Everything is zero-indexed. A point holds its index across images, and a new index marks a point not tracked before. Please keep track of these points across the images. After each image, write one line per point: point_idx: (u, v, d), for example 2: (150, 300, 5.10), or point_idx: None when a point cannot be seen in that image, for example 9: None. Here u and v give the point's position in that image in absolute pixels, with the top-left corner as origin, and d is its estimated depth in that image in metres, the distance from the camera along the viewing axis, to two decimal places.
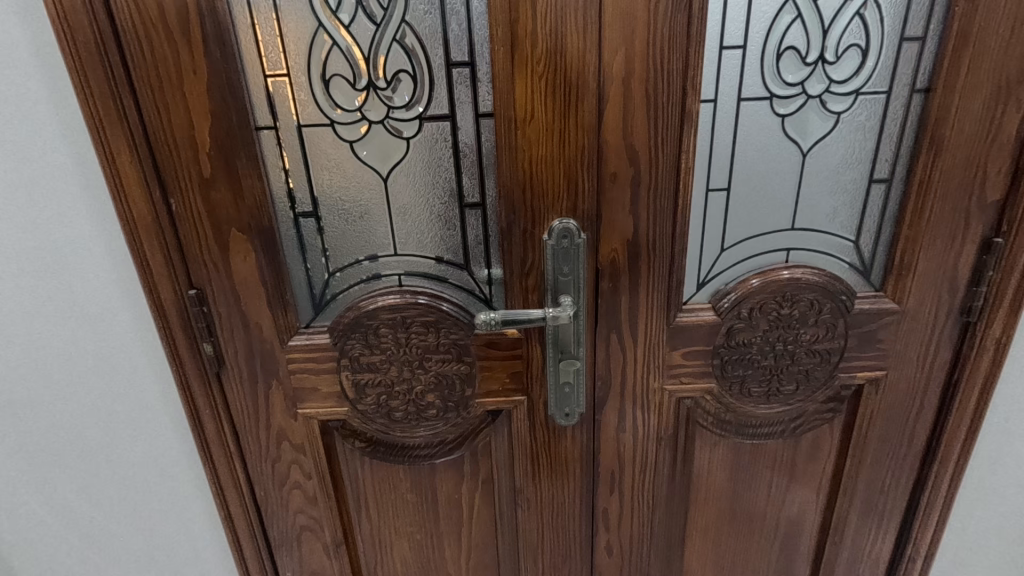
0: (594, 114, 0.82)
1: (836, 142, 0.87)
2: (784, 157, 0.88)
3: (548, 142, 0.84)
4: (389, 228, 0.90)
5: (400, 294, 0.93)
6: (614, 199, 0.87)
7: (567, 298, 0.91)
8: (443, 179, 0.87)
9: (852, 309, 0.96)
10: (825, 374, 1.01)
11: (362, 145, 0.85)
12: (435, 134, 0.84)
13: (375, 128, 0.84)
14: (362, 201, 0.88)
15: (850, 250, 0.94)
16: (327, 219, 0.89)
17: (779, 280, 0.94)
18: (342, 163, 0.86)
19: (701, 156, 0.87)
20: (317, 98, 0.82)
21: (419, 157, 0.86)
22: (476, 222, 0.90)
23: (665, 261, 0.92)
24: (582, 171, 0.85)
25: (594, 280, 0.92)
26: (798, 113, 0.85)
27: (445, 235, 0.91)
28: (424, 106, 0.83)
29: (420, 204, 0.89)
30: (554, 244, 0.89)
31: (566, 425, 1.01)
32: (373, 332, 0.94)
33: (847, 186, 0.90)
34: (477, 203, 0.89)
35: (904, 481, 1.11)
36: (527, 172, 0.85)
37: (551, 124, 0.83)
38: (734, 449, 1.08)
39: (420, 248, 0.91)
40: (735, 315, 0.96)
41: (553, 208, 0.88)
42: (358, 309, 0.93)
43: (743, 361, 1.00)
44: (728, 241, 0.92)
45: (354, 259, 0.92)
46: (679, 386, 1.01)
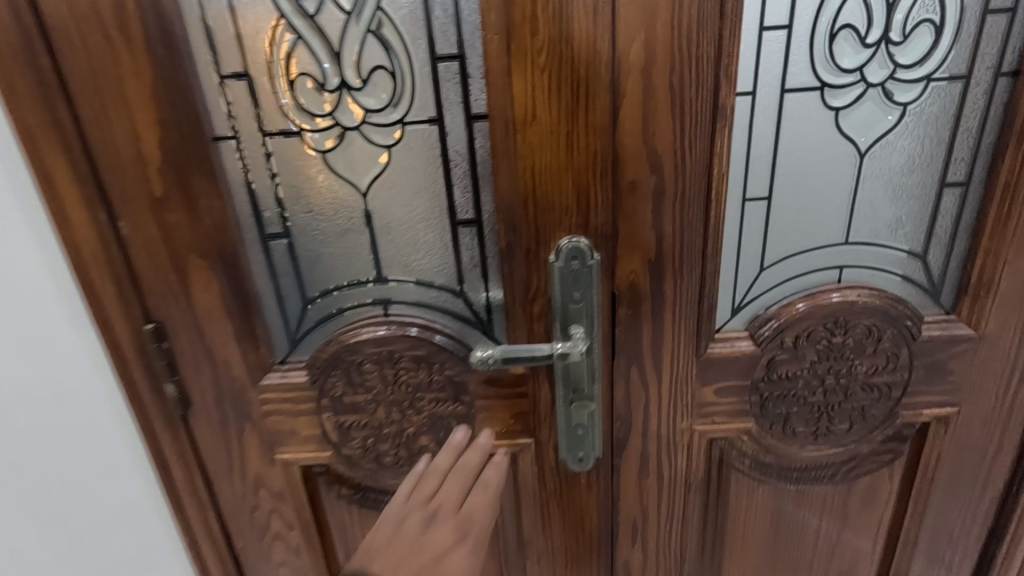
0: (608, 113, 0.69)
1: (901, 140, 0.73)
2: (838, 158, 0.73)
3: (554, 147, 0.71)
4: (371, 250, 0.78)
5: (387, 325, 0.81)
6: (633, 212, 0.74)
7: (577, 328, 0.78)
8: (432, 193, 0.75)
9: (918, 336, 0.81)
10: (884, 411, 0.87)
11: (337, 156, 0.73)
12: (421, 140, 0.72)
13: (350, 134, 0.72)
14: (339, 220, 0.76)
15: (905, 260, 0.79)
16: (300, 241, 0.77)
17: (831, 304, 0.79)
18: (314, 177, 0.74)
19: (737, 159, 0.73)
20: (282, 101, 0.70)
21: (403, 168, 0.74)
22: (471, 242, 0.77)
23: (694, 284, 0.78)
24: (594, 180, 0.72)
25: (611, 306, 0.79)
26: (856, 106, 0.71)
27: (436, 257, 0.78)
28: (406, 108, 0.70)
29: (407, 222, 0.76)
30: (562, 267, 0.75)
31: (580, 470, 0.88)
32: (356, 368, 0.82)
33: (914, 192, 0.75)
34: (472, 220, 0.76)
35: (976, 530, 0.96)
36: (529, 183, 0.72)
37: (556, 125, 0.70)
38: (776, 495, 0.93)
39: (407, 272, 0.79)
40: (778, 345, 0.81)
41: (561, 224, 0.74)
42: (338, 342, 0.81)
43: (786, 397, 0.85)
44: (770, 259, 0.78)
45: (332, 286, 0.79)
46: (711, 426, 0.87)
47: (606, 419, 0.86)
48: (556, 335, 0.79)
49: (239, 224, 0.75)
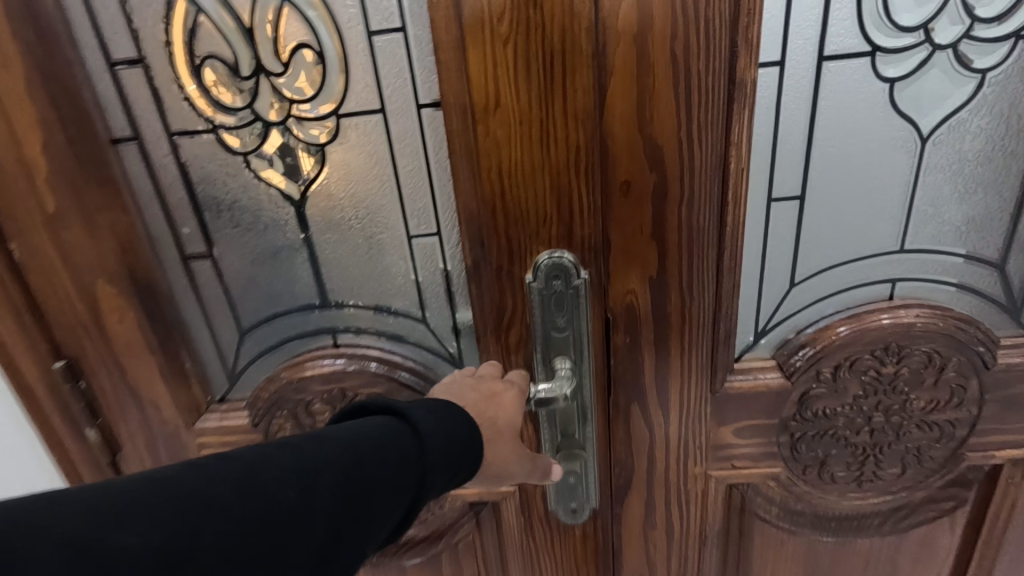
0: (592, 95, 0.54)
1: (976, 119, 0.56)
2: (891, 144, 0.57)
3: (526, 142, 0.56)
4: (313, 269, 0.65)
5: (337, 359, 0.68)
6: (629, 219, 0.60)
7: (562, 360, 0.64)
8: (381, 201, 0.61)
9: (991, 364, 0.65)
10: (945, 454, 0.71)
11: (262, 158, 0.59)
12: (362, 136, 0.58)
13: (276, 131, 0.58)
14: (272, 235, 0.63)
15: (964, 267, 0.62)
16: (227, 261, 0.64)
17: (880, 328, 0.64)
18: (237, 185, 0.61)
19: (761, 149, 0.57)
20: (189, 92, 0.57)
21: (344, 171, 0.60)
22: (432, 258, 0.63)
23: (708, 305, 0.63)
24: (578, 181, 0.58)
25: (605, 332, 0.65)
26: (918, 76, 0.54)
27: (390, 277, 0.65)
28: (340, 97, 0.57)
29: (352, 236, 0.63)
30: (542, 288, 0.62)
31: (573, 522, 0.74)
32: (305, 408, 0.70)
33: (992, 185, 0.59)
34: (431, 232, 0.62)
35: None
36: (497, 187, 0.58)
37: (527, 113, 0.55)
38: (810, 548, 0.78)
39: (358, 295, 0.66)
40: (813, 376, 0.66)
41: (539, 236, 0.60)
42: (282, 379, 0.69)
43: (822, 438, 0.70)
44: (803, 273, 0.63)
45: (269, 313, 0.67)
46: (730, 471, 0.73)
47: (601, 464, 0.72)
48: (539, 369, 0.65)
49: (155, 243, 0.63)
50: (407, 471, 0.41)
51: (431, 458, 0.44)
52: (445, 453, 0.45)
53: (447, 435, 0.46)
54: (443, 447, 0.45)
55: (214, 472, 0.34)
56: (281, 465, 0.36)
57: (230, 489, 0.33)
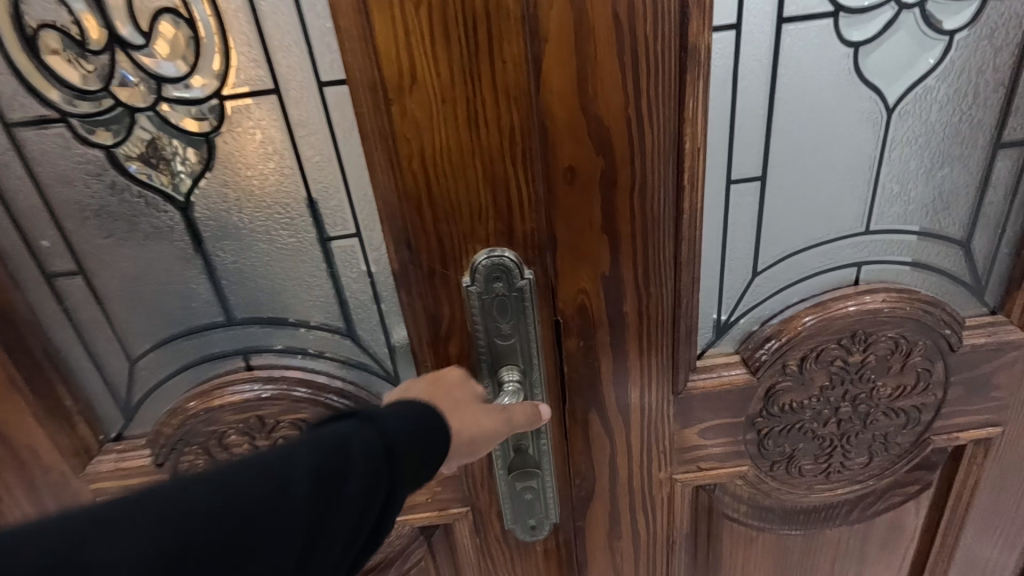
0: (524, 67, 0.46)
1: (944, 86, 0.51)
2: (856, 117, 0.52)
3: (451, 124, 0.48)
4: (212, 282, 0.55)
5: (250, 384, 0.59)
6: (575, 210, 0.53)
7: (511, 371, 0.57)
8: (286, 199, 0.52)
9: (956, 347, 0.62)
10: (911, 439, 0.68)
11: (133, 153, 0.49)
12: (254, 121, 0.49)
13: (144, 118, 0.48)
14: (157, 245, 0.53)
15: (915, 243, 0.58)
16: (103, 277, 0.54)
17: (846, 316, 0.60)
18: (105, 186, 0.50)
19: (718, 126, 0.51)
20: (25, 72, 0.45)
21: (238, 166, 0.50)
22: (353, 264, 0.55)
23: (668, 301, 0.57)
24: (515, 168, 0.50)
25: (556, 336, 0.58)
26: (884, 39, 0.49)
27: (306, 288, 0.56)
28: (220, 73, 0.47)
29: (255, 241, 0.53)
30: (481, 293, 0.54)
31: (532, 539, 0.68)
32: (218, 441, 0.62)
33: (959, 158, 0.55)
34: (349, 233, 0.53)
35: (1012, 561, 0.80)
36: (421, 179, 0.50)
37: (450, 89, 0.47)
38: (779, 542, 0.75)
39: (270, 309, 0.56)
40: (779, 370, 0.62)
41: (474, 233, 0.52)
42: (186, 411, 0.59)
43: (790, 432, 0.66)
44: (766, 261, 0.58)
45: (164, 336, 0.57)
46: (697, 474, 0.68)
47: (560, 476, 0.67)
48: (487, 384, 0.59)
49: (9, 261, 0.52)
50: (372, 474, 0.38)
51: (401, 461, 0.40)
52: (418, 455, 0.42)
53: (420, 416, 0.43)
54: (414, 429, 0.42)
55: (164, 491, 0.33)
56: (229, 481, 0.35)
57: (185, 506, 0.33)
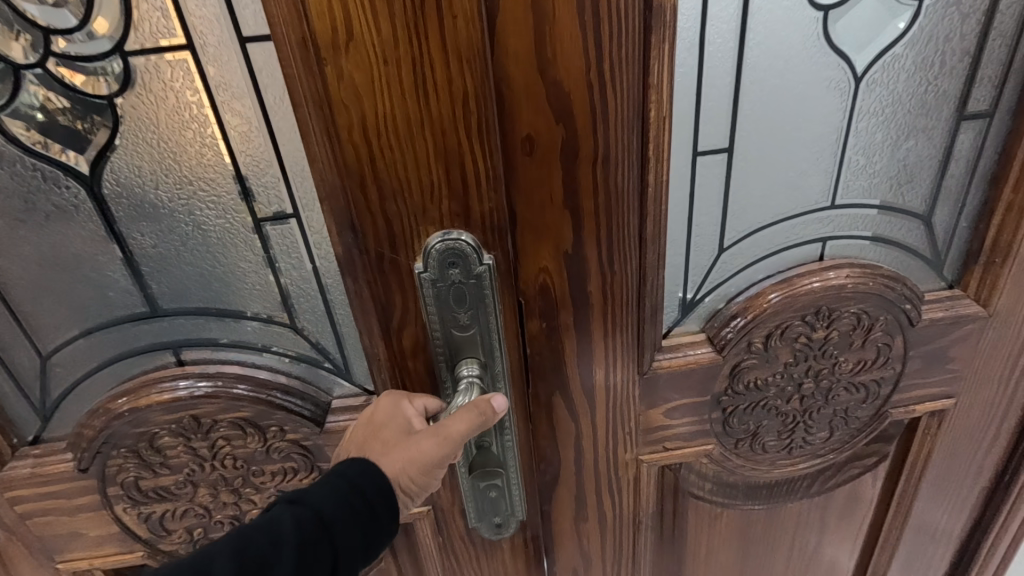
0: (476, 23, 0.42)
1: (912, 53, 0.50)
2: (823, 86, 0.50)
3: (395, 88, 0.44)
4: (133, 274, 0.54)
5: (182, 381, 0.58)
6: (537, 183, 0.49)
7: (469, 364, 0.54)
8: (209, 178, 0.50)
9: (916, 321, 0.63)
10: (870, 412, 0.69)
11: (22, 114, 0.46)
12: (161, 87, 0.46)
13: (34, 76, 0.45)
14: (65, 227, 0.51)
15: (875, 218, 0.58)
16: (20, 253, 0.52)
17: (810, 292, 0.59)
18: (4, 160, 0.48)
19: (685, 94, 0.48)
20: None
21: (153, 140, 0.48)
22: (291, 247, 0.53)
23: (633, 280, 0.55)
24: (468, 138, 0.46)
25: (520, 322, 0.56)
26: (853, 3, 0.47)
27: (242, 273, 0.55)
28: (113, 28, 0.44)
29: (177, 225, 0.52)
30: (436, 280, 0.51)
31: (499, 536, 0.66)
32: (149, 442, 0.61)
33: (924, 129, 0.54)
34: (284, 214, 0.52)
35: (960, 524, 0.83)
36: (365, 151, 0.46)
37: (392, 48, 0.42)
38: (742, 518, 0.76)
39: (199, 298, 0.55)
40: (744, 348, 0.61)
41: (426, 213, 0.49)
42: (114, 407, 0.58)
43: (754, 410, 0.66)
44: (733, 236, 0.56)
45: (89, 331, 0.56)
46: (663, 454, 0.67)
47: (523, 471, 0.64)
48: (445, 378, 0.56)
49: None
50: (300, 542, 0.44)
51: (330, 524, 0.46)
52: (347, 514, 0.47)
53: (347, 475, 0.48)
54: (342, 498, 0.47)
55: None
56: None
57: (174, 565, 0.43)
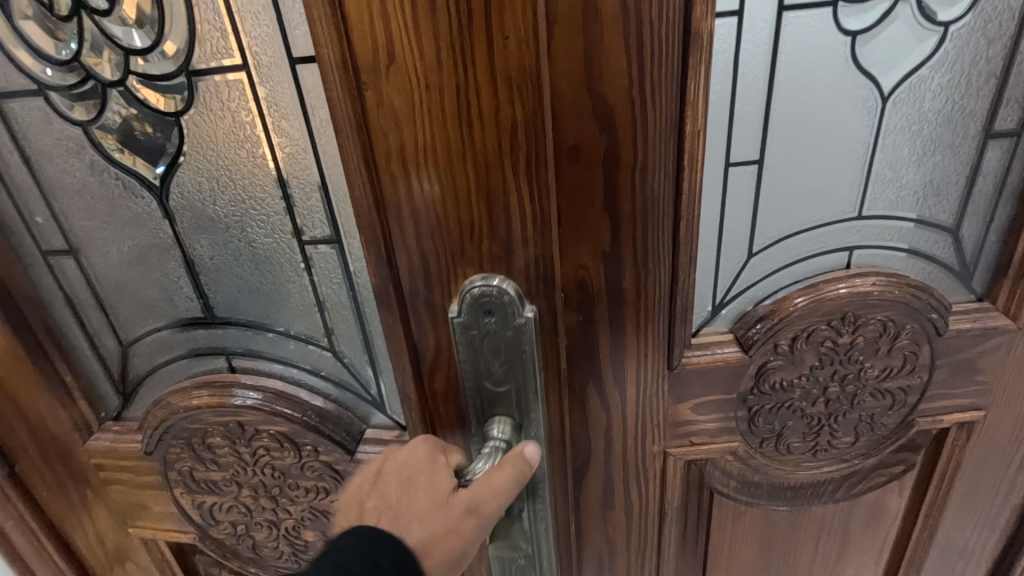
0: (522, 74, 0.48)
1: (938, 76, 0.53)
2: (851, 104, 0.54)
3: (431, 143, 0.51)
4: (198, 284, 0.64)
5: (232, 384, 0.68)
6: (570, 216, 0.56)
7: (499, 423, 0.61)
8: (262, 205, 0.59)
9: (943, 330, 0.65)
10: (897, 420, 0.71)
11: (108, 127, 0.56)
12: (219, 109, 0.54)
13: (118, 95, 0.55)
14: (142, 231, 0.62)
15: (913, 231, 0.61)
16: (109, 246, 0.63)
17: (836, 298, 0.62)
18: (100, 168, 0.59)
19: (718, 110, 0.53)
20: (26, 51, 0.54)
21: (214, 161, 0.57)
22: (331, 269, 0.61)
23: (663, 281, 0.59)
24: (495, 185, 0.52)
25: (551, 368, 0.62)
26: (880, 29, 0.51)
27: (286, 292, 0.63)
28: (179, 55, 0.52)
29: (232, 241, 0.61)
30: (470, 323, 0.57)
31: None
32: (200, 439, 0.72)
33: (951, 146, 0.57)
34: (323, 241, 0.60)
35: (993, 543, 0.82)
36: (412, 184, 0.53)
37: (431, 109, 0.50)
38: (765, 518, 0.78)
39: (250, 308, 0.65)
40: (771, 349, 0.64)
41: (457, 249, 0.56)
42: (174, 398, 0.69)
43: (779, 411, 0.69)
44: (761, 242, 0.60)
45: (161, 325, 0.67)
46: (688, 448, 0.71)
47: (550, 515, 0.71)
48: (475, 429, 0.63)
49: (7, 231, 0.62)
50: None
51: None
52: None
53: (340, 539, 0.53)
54: None
55: None
56: None
57: None
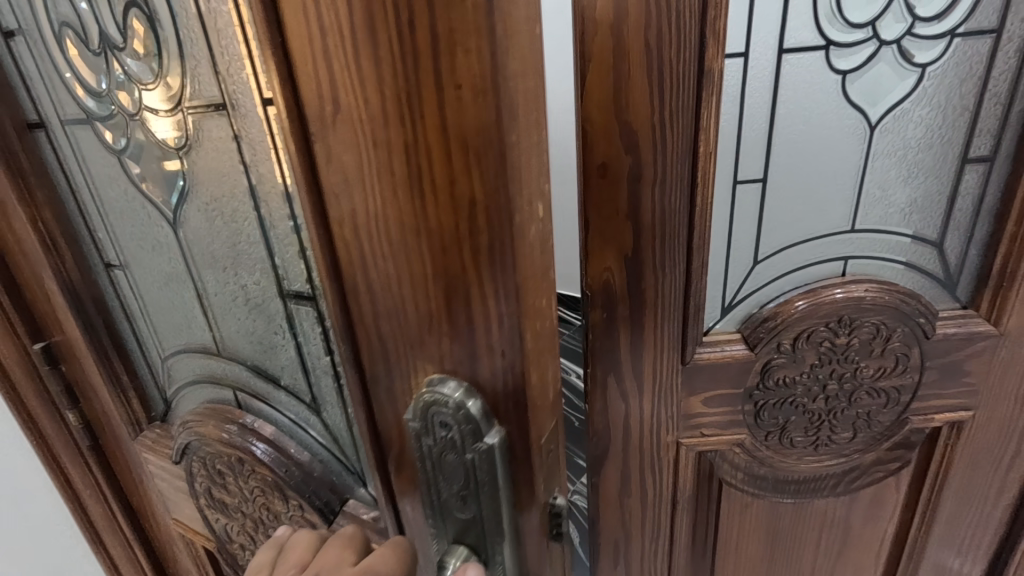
0: (467, 105, 0.29)
1: (918, 109, 0.62)
2: (844, 132, 0.62)
3: (391, 194, 0.33)
4: (211, 318, 0.61)
5: (237, 418, 0.65)
6: (545, 333, 0.37)
7: (455, 553, 0.41)
8: (249, 254, 0.53)
9: (930, 334, 0.71)
10: (892, 418, 0.77)
11: (132, 156, 0.54)
12: (213, 150, 0.49)
13: (136, 128, 0.52)
14: (162, 257, 0.60)
15: (910, 246, 0.69)
16: (141, 270, 0.63)
17: (833, 302, 0.69)
18: (131, 196, 0.57)
19: (726, 136, 0.62)
20: (71, 79, 0.54)
21: (207, 202, 0.52)
22: (312, 330, 0.54)
23: (678, 284, 0.67)
24: (468, 251, 0.33)
25: (524, 502, 0.41)
26: (867, 69, 0.60)
27: (277, 347, 0.59)
28: (179, 92, 0.48)
29: (230, 286, 0.57)
30: (422, 430, 0.39)
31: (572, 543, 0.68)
32: (211, 465, 0.70)
33: (932, 169, 0.65)
34: (303, 298, 0.52)
35: (988, 539, 0.87)
36: (344, 262, 0.37)
37: (384, 138, 0.31)
38: (772, 509, 0.84)
39: (248, 349, 0.61)
40: (774, 347, 0.71)
41: (422, 344, 0.37)
42: (191, 423, 0.68)
43: (783, 406, 0.75)
44: (765, 251, 0.68)
45: (184, 347, 0.66)
46: (699, 439, 0.77)
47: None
48: (434, 543, 0.44)
49: (78, 244, 0.64)
50: None
51: None
52: None
53: None
54: None
55: None
56: None
57: None
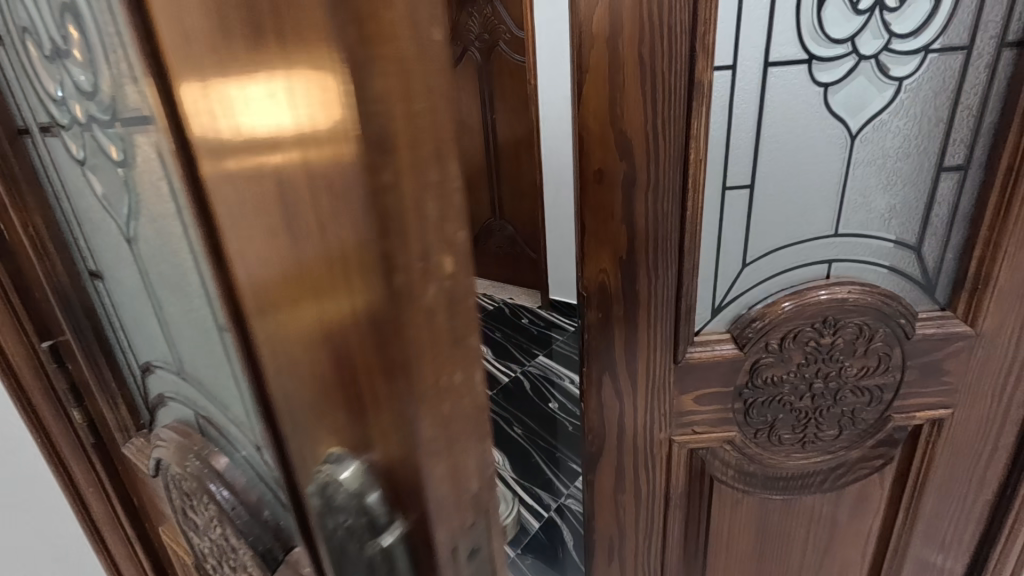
0: (316, 116, 0.19)
1: (895, 120, 0.65)
2: (826, 141, 0.66)
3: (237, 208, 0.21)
4: (162, 339, 0.55)
5: (191, 441, 0.53)
6: (464, 416, 0.24)
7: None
8: (172, 280, 0.43)
9: (911, 334, 0.74)
10: (875, 415, 0.80)
11: (84, 166, 0.49)
12: (124, 161, 0.41)
13: (79, 134, 0.46)
14: (124, 268, 0.54)
15: (893, 250, 0.72)
16: (111, 281, 0.59)
17: (819, 303, 0.71)
18: (93, 206, 0.53)
19: (716, 143, 0.65)
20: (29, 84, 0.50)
21: (134, 217, 0.44)
22: (225, 374, 0.40)
23: (670, 286, 0.70)
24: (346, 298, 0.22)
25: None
26: (848, 81, 0.63)
27: (208, 380, 0.46)
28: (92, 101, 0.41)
29: (168, 309, 0.48)
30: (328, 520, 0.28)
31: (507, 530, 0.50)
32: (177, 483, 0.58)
33: (909, 177, 0.69)
34: (210, 336, 0.39)
35: (969, 534, 0.90)
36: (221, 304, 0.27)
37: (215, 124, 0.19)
38: (762, 505, 0.87)
39: (193, 375, 0.51)
40: (763, 347, 0.73)
41: (319, 420, 0.25)
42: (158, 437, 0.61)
43: (771, 404, 0.78)
44: (753, 254, 0.72)
45: (153, 363, 0.61)
46: (691, 437, 0.80)
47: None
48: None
49: (65, 249, 0.61)
50: None
51: None
52: None
53: None
54: None
55: None
56: None
57: None
